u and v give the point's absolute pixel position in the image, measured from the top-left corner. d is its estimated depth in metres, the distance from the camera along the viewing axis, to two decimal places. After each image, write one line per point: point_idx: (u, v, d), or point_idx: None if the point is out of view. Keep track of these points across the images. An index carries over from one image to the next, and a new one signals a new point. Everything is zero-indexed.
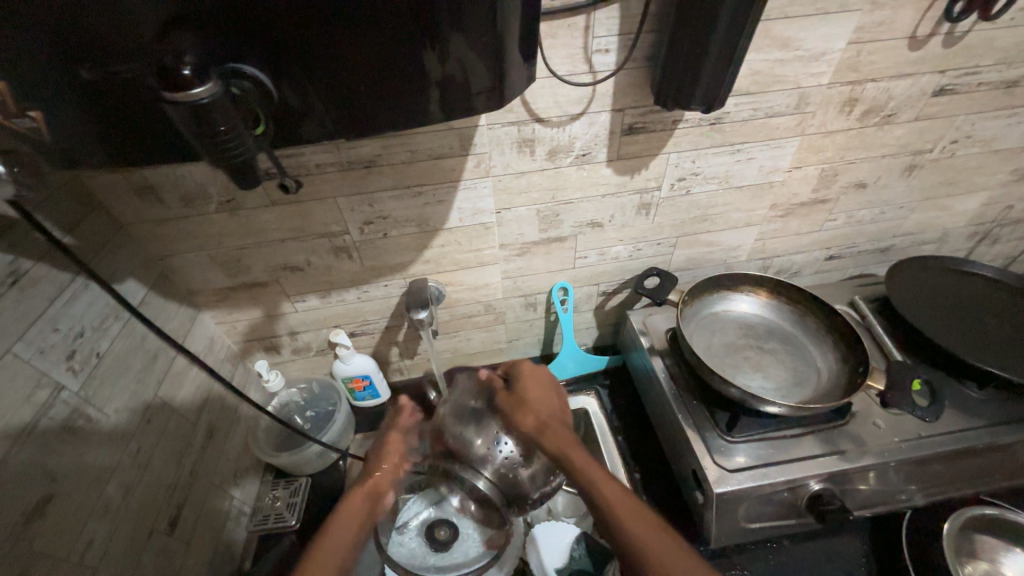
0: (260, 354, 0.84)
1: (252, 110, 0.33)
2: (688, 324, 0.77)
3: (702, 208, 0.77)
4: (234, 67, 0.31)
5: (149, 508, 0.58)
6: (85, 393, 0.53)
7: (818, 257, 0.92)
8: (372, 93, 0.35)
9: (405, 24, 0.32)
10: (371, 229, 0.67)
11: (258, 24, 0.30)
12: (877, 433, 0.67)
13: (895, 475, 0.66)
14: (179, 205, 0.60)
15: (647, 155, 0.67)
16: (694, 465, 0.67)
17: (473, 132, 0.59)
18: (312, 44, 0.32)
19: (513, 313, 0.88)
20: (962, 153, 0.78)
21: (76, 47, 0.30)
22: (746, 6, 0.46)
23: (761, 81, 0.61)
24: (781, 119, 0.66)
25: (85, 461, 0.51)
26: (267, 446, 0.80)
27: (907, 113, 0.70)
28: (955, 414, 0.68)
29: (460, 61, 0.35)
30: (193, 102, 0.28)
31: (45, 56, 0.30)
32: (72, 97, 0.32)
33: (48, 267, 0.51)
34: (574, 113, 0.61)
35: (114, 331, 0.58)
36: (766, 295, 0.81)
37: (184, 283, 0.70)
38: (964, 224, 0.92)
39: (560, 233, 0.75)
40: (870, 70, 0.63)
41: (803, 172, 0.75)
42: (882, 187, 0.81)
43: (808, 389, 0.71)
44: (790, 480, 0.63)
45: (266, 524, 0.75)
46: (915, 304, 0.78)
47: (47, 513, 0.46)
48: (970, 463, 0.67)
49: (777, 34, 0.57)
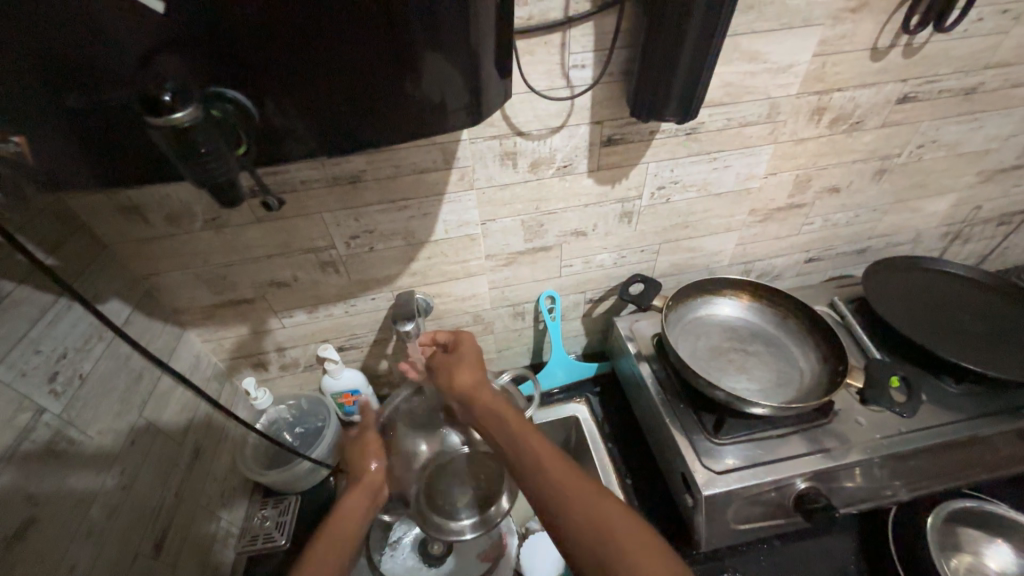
0: (247, 371, 0.83)
1: (234, 131, 0.33)
2: (673, 329, 0.78)
3: (683, 215, 0.79)
4: (217, 91, 0.32)
5: (132, 531, 0.57)
6: (68, 415, 0.52)
7: (798, 260, 0.95)
8: (352, 112, 0.36)
9: (383, 46, 0.33)
10: (357, 243, 0.68)
11: (239, 49, 0.31)
12: (860, 430, 0.68)
13: (880, 470, 0.67)
14: (164, 224, 0.60)
15: (627, 165, 0.69)
16: (684, 469, 0.68)
17: (456, 146, 0.61)
18: (293, 66, 0.33)
19: (502, 323, 0.89)
20: (928, 157, 0.81)
21: (60, 75, 0.30)
22: (714, 19, 0.48)
23: (733, 92, 0.64)
24: (754, 128, 0.69)
25: (67, 484, 0.50)
26: (254, 464, 0.79)
27: (873, 120, 0.73)
28: (933, 409, 0.70)
29: (437, 80, 0.36)
30: (174, 125, 0.29)
31: (28, 83, 0.30)
32: (54, 123, 0.32)
33: (30, 289, 0.50)
34: (554, 126, 0.62)
35: (97, 351, 0.57)
36: (748, 298, 0.83)
37: (169, 302, 0.69)
38: (936, 225, 0.95)
39: (545, 242, 0.76)
40: (836, 80, 0.66)
41: (778, 178, 0.77)
42: (855, 191, 0.83)
43: (791, 389, 0.72)
44: (777, 480, 0.64)
45: (255, 544, 0.74)
46: (891, 303, 0.80)
47: (28, 538, 0.45)
48: (951, 457, 0.69)
49: (745, 48, 0.60)
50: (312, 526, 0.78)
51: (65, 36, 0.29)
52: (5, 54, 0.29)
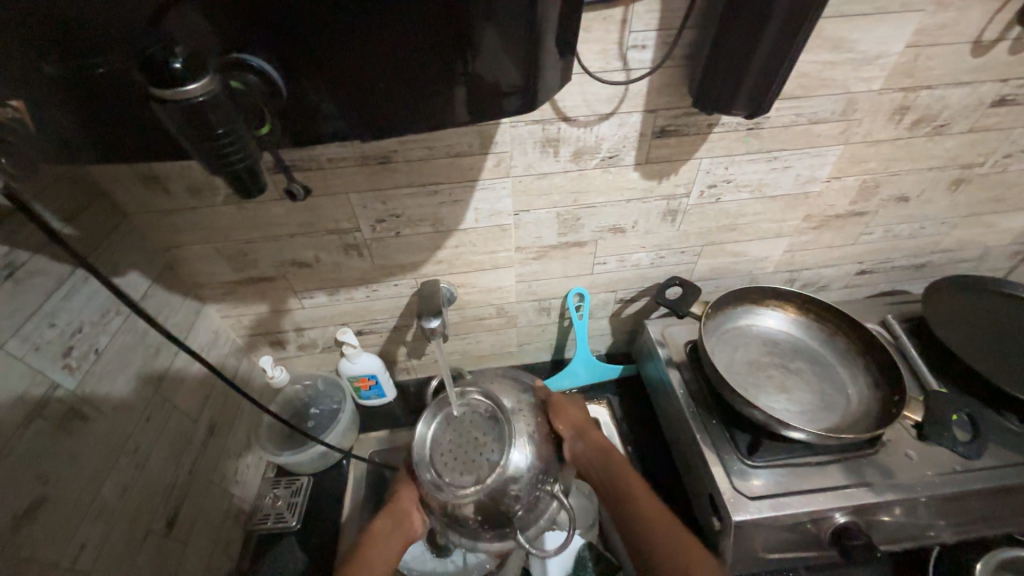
0: (265, 349, 0.82)
1: (256, 109, 0.30)
2: (710, 338, 0.73)
3: (732, 217, 0.73)
4: (239, 59, 0.28)
5: (145, 509, 0.57)
6: (82, 391, 0.51)
7: (849, 271, 0.88)
8: (391, 88, 0.32)
9: (431, 13, 0.28)
10: (383, 227, 0.64)
11: (263, 11, 0.27)
12: (908, 465, 0.63)
13: (925, 509, 0.62)
14: (185, 196, 0.57)
15: (678, 160, 0.63)
16: (710, 489, 0.64)
17: (495, 130, 0.56)
18: (328, 31, 0.28)
19: (525, 318, 0.85)
20: (1015, 168, 0.72)
21: (57, 32, 0.27)
22: (804, 10, 0.42)
23: (807, 85, 0.57)
24: (825, 126, 0.62)
25: (80, 460, 0.49)
26: (269, 443, 0.78)
27: (961, 123, 0.65)
28: (993, 449, 0.64)
29: (491, 57, 0.32)
30: (186, 100, 0.25)
31: (19, 41, 0.27)
32: (55, 90, 0.29)
33: (47, 260, 0.48)
34: (603, 113, 0.57)
35: (114, 326, 0.56)
36: (794, 311, 0.77)
37: (190, 275, 0.67)
38: (1009, 243, 0.86)
39: (580, 237, 0.72)
40: (926, 77, 0.59)
41: (843, 183, 0.70)
42: (925, 202, 0.76)
43: (835, 413, 0.67)
44: (812, 512, 0.60)
45: (267, 523, 0.74)
46: (954, 328, 0.73)
47: (37, 517, 0.44)
48: (1007, 501, 0.63)
49: (830, 34, 0.53)
50: (322, 510, 0.77)
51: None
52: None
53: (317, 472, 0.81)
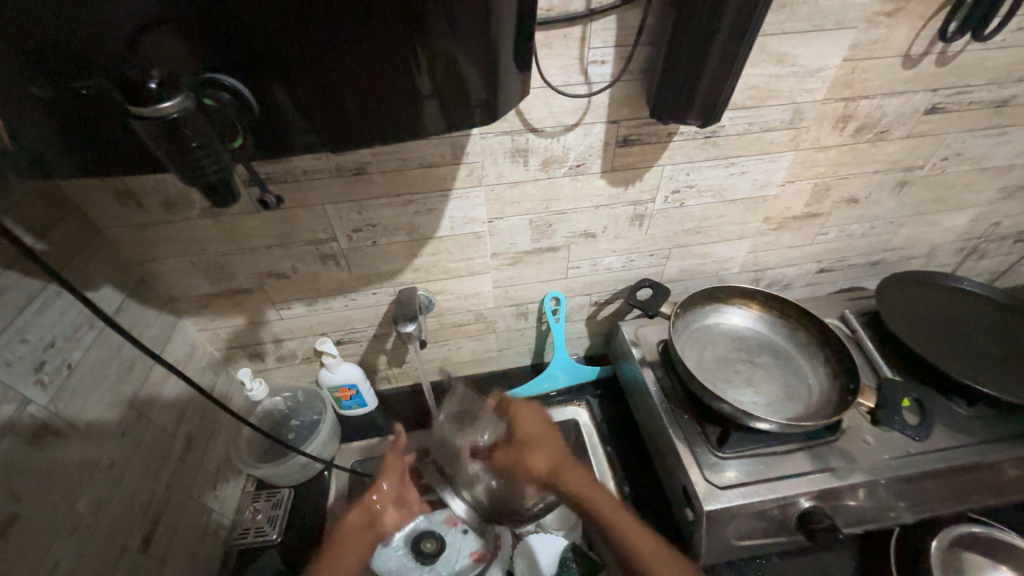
0: (244, 362, 0.82)
1: (227, 122, 0.32)
2: (680, 337, 0.76)
3: (696, 220, 0.76)
4: (211, 78, 0.30)
5: (121, 526, 0.56)
6: (55, 406, 0.50)
7: (810, 269, 0.92)
8: (360, 104, 0.34)
9: (394, 35, 0.31)
10: (359, 236, 0.66)
11: (235, 34, 0.29)
12: (867, 450, 0.66)
13: (885, 491, 0.66)
14: (160, 211, 0.58)
15: (642, 167, 0.66)
16: (684, 481, 0.67)
17: (466, 141, 0.58)
18: (297, 53, 0.30)
19: (504, 323, 0.87)
20: (952, 170, 0.78)
21: (33, 57, 0.28)
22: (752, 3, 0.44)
23: (756, 96, 0.61)
24: (776, 134, 0.66)
25: (53, 476, 0.49)
26: (249, 458, 0.77)
27: (899, 129, 0.70)
28: (942, 431, 0.68)
29: (453, 74, 0.34)
30: (162, 116, 0.27)
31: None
32: (34, 111, 0.30)
33: (17, 275, 0.48)
34: (568, 124, 0.60)
35: (87, 341, 0.55)
36: (758, 308, 0.81)
37: (165, 289, 0.67)
38: (953, 239, 0.92)
39: (553, 243, 0.74)
40: (863, 87, 0.64)
41: (797, 186, 0.75)
42: (874, 202, 0.81)
43: (799, 404, 0.70)
44: (780, 498, 0.63)
45: (244, 539, 0.74)
46: (906, 319, 0.78)
47: (9, 535, 0.44)
48: (959, 481, 0.67)
49: (773, 49, 0.57)
50: (303, 521, 0.77)
51: (44, 14, 0.26)
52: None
53: (298, 484, 0.81)
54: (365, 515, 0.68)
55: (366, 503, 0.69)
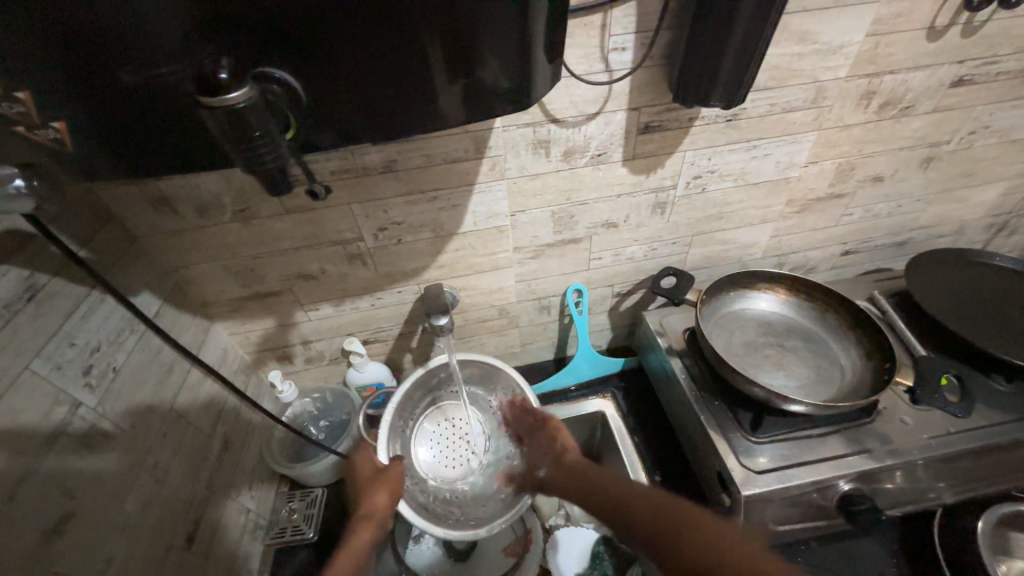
0: (273, 364, 0.83)
1: (282, 113, 0.32)
2: (706, 323, 0.76)
3: (718, 206, 0.76)
4: (265, 72, 0.30)
5: (165, 524, 0.57)
6: (102, 408, 0.52)
7: (834, 252, 0.91)
8: (398, 95, 0.34)
9: (434, 27, 0.31)
10: (385, 235, 0.67)
11: (287, 29, 0.30)
12: (905, 430, 0.65)
13: (925, 472, 0.65)
14: (194, 216, 0.59)
15: (663, 154, 0.66)
16: (719, 467, 0.66)
17: (488, 134, 0.58)
18: (342, 48, 0.31)
19: (527, 317, 0.87)
20: (980, 143, 0.77)
21: (101, 46, 0.29)
22: None
23: (778, 76, 0.61)
24: (798, 114, 0.66)
25: (102, 476, 0.50)
26: (282, 457, 0.79)
27: (925, 104, 0.69)
28: (982, 409, 0.66)
29: (488, 63, 0.34)
30: (228, 105, 0.28)
31: (67, 59, 0.29)
32: (97, 106, 0.31)
33: (64, 281, 0.50)
34: (589, 113, 0.60)
35: (129, 344, 0.57)
36: (785, 292, 0.80)
37: (198, 294, 0.69)
38: (982, 216, 0.90)
39: (575, 234, 0.74)
40: (888, 62, 0.63)
41: (820, 167, 0.74)
42: (900, 180, 0.79)
43: (832, 386, 0.69)
44: (817, 481, 0.62)
45: (284, 536, 0.74)
46: (938, 298, 0.76)
47: (66, 531, 0.45)
48: (1002, 459, 0.66)
49: (795, 27, 0.57)
50: (338, 519, 0.78)
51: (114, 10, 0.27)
52: (42, 18, 0.27)
53: (330, 483, 0.82)
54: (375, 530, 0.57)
55: (376, 516, 0.58)
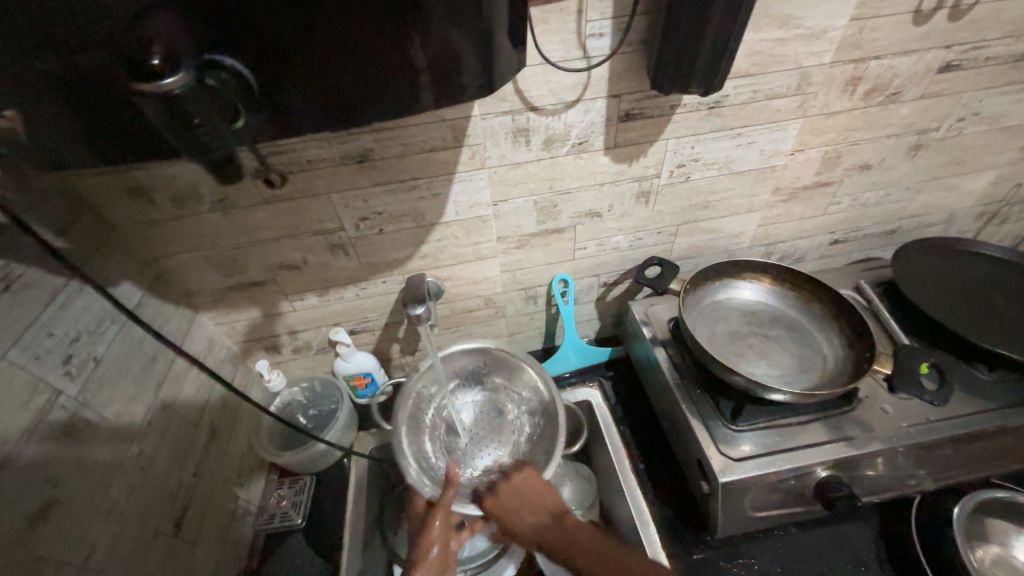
0: (261, 354, 0.83)
1: (230, 104, 0.32)
2: (690, 313, 0.76)
3: (703, 195, 0.75)
4: (211, 59, 0.30)
5: (152, 512, 0.58)
6: (84, 397, 0.52)
7: (823, 241, 0.91)
8: (358, 82, 0.34)
9: (390, 13, 0.31)
10: (366, 225, 0.67)
11: (231, 13, 0.29)
12: (885, 418, 0.66)
13: (904, 459, 0.65)
14: (173, 207, 0.59)
15: (645, 142, 0.66)
16: (700, 456, 0.67)
17: (466, 123, 0.58)
18: (297, 36, 0.31)
19: (513, 307, 0.88)
20: (969, 130, 0.76)
21: (41, 35, 0.28)
22: None
23: (761, 62, 0.60)
24: (782, 101, 0.65)
25: (86, 465, 0.51)
26: (270, 445, 0.80)
27: (912, 91, 0.68)
28: (963, 397, 0.67)
29: (449, 49, 0.34)
30: (162, 92, 0.28)
31: (11, 45, 0.29)
32: (48, 94, 0.31)
33: (40, 272, 0.50)
34: (569, 101, 0.59)
35: (110, 334, 0.58)
36: (769, 282, 0.80)
37: (182, 285, 0.69)
38: (972, 205, 0.90)
39: (559, 224, 0.74)
40: (873, 47, 0.62)
41: (806, 155, 0.73)
42: (888, 168, 0.79)
43: (813, 375, 0.70)
44: (796, 469, 0.63)
45: (273, 522, 0.76)
46: (924, 286, 0.76)
47: (49, 518, 0.46)
48: (981, 447, 0.66)
49: (776, 12, 0.56)
50: (326, 506, 0.79)
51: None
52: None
53: (320, 470, 0.83)
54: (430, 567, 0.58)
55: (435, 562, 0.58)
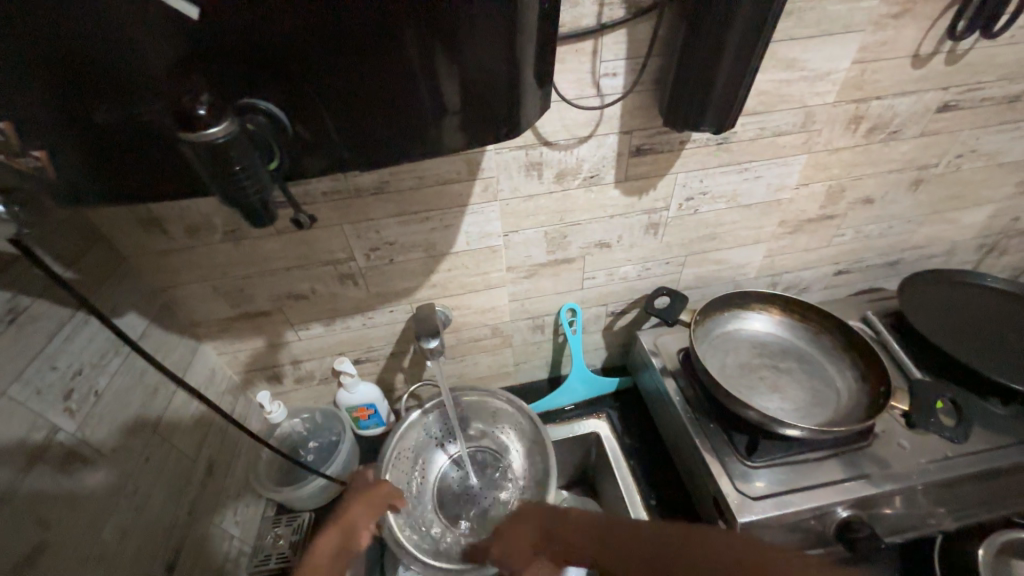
0: (262, 384, 0.81)
1: (267, 145, 0.32)
2: (700, 345, 0.75)
3: (711, 227, 0.76)
4: (250, 102, 0.31)
5: (144, 555, 0.55)
6: (83, 433, 0.51)
7: (828, 272, 0.91)
8: (385, 121, 0.34)
9: (421, 58, 0.31)
10: (377, 255, 0.66)
11: (271, 54, 0.30)
12: (902, 455, 0.64)
13: (924, 498, 0.64)
14: (184, 236, 0.59)
15: (655, 176, 0.67)
16: (715, 493, 0.65)
17: (481, 157, 0.59)
18: (331, 80, 0.31)
19: (520, 336, 0.87)
20: (967, 166, 0.78)
21: (97, 84, 0.29)
22: (764, 9, 0.44)
23: (767, 101, 0.62)
24: (787, 138, 0.66)
25: (79, 505, 0.48)
26: (268, 480, 0.76)
27: (912, 129, 0.70)
28: (979, 432, 0.66)
29: (475, 93, 0.35)
30: (209, 141, 0.28)
31: (61, 92, 0.29)
32: (92, 139, 0.31)
33: (47, 303, 0.49)
34: (581, 136, 0.60)
35: (112, 367, 0.56)
36: (778, 313, 0.80)
37: (187, 314, 0.68)
38: (971, 237, 0.91)
39: (568, 254, 0.74)
40: (874, 88, 0.64)
41: (811, 189, 0.74)
42: (889, 202, 0.80)
43: (827, 409, 0.69)
44: (814, 508, 0.61)
45: (268, 564, 0.71)
46: (932, 319, 0.76)
47: (38, 565, 0.43)
48: (1001, 484, 0.65)
49: (782, 55, 0.58)
50: None
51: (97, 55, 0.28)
52: (26, 55, 0.28)
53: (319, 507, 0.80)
54: (339, 537, 0.60)
55: (345, 521, 0.61)
